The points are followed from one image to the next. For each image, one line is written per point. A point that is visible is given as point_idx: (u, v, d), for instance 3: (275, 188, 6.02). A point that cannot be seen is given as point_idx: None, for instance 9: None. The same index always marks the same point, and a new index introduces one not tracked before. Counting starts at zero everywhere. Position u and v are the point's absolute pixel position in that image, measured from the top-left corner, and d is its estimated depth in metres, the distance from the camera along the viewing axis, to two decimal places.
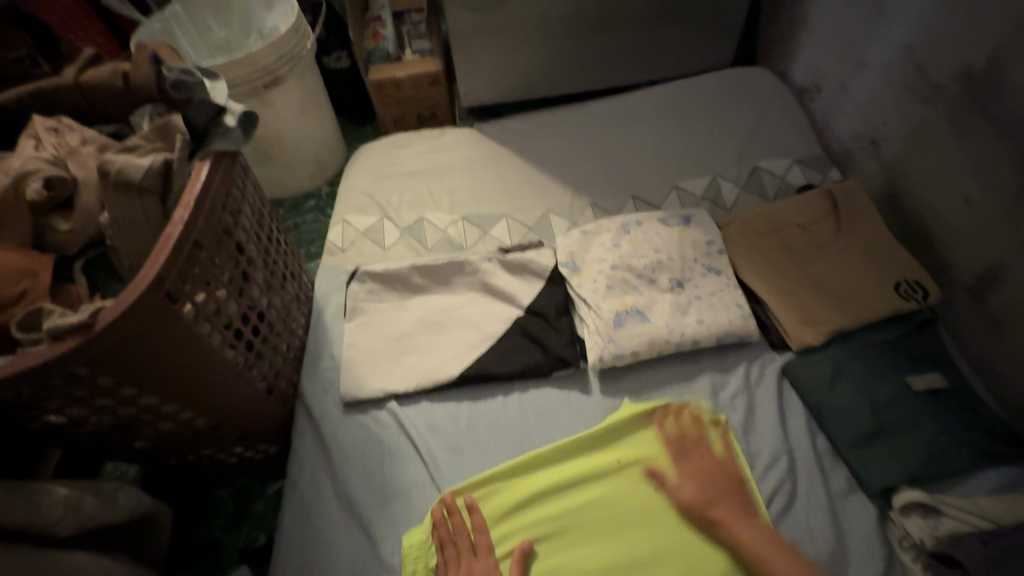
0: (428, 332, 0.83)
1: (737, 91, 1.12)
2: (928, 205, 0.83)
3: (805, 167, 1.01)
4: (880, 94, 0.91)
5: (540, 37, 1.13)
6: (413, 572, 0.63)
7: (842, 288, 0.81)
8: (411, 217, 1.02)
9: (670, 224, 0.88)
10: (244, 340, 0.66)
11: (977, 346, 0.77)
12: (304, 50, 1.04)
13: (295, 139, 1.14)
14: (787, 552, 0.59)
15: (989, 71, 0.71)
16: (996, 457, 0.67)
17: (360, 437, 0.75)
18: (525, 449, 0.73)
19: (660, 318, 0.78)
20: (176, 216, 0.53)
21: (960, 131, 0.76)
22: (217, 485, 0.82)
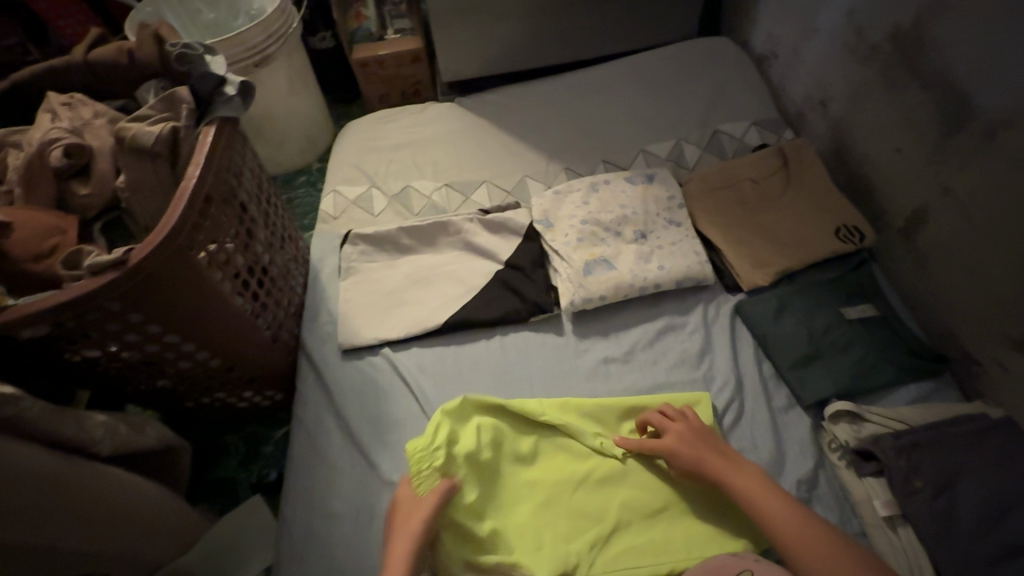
0: (416, 287, 0.91)
1: (700, 61, 1.20)
2: (867, 158, 0.92)
3: (762, 129, 1.09)
4: (826, 58, 0.98)
5: (516, 13, 1.20)
6: (418, 472, 0.66)
7: (789, 234, 0.89)
8: (397, 186, 1.09)
9: (635, 182, 0.96)
10: (251, 290, 0.74)
11: (908, 282, 0.86)
12: (289, 30, 1.10)
13: (285, 116, 1.20)
14: (779, 495, 0.63)
15: (914, 32, 0.79)
16: (916, 374, 0.77)
17: (358, 378, 0.84)
18: (506, 383, 0.82)
19: (625, 265, 0.87)
20: (188, 172, 0.60)
21: (891, 88, 0.85)
22: (230, 430, 0.91)
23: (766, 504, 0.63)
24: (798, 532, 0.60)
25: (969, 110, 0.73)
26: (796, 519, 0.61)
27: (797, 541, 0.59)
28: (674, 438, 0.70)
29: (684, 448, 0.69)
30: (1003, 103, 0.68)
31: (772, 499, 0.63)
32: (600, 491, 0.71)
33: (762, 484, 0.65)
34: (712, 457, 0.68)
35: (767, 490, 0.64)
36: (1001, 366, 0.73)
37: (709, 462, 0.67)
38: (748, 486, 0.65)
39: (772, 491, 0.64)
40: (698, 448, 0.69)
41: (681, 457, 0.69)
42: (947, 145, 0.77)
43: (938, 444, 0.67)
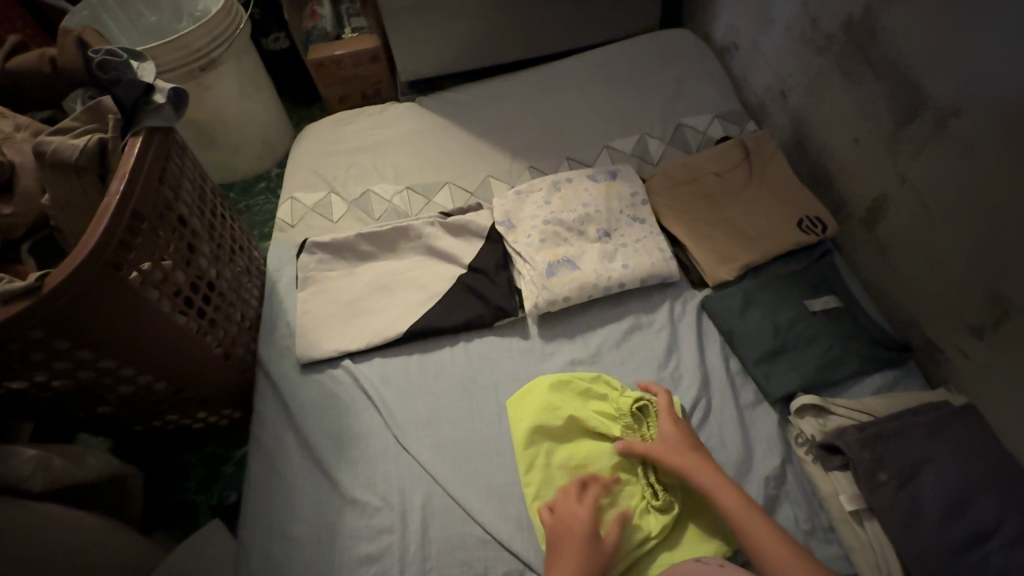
0: (377, 295, 0.89)
1: (662, 53, 1.18)
2: (828, 148, 0.91)
3: (725, 121, 1.08)
4: (785, 48, 0.98)
5: (474, 9, 1.17)
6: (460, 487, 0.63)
7: (753, 227, 0.89)
8: (357, 190, 1.06)
9: (598, 179, 0.95)
10: (195, 308, 0.70)
11: (871, 272, 0.86)
12: (237, 32, 1.05)
13: (238, 122, 1.15)
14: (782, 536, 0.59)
15: (867, 21, 0.79)
16: (880, 364, 0.77)
17: (318, 393, 0.81)
18: (471, 391, 0.80)
19: (589, 265, 0.85)
20: (113, 187, 0.56)
21: (847, 78, 0.84)
22: (187, 452, 0.87)
23: (746, 521, 0.61)
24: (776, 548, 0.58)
25: (921, 98, 0.73)
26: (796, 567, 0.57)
27: (775, 558, 0.58)
28: (661, 447, 0.68)
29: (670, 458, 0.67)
30: (953, 91, 0.68)
31: (752, 518, 0.61)
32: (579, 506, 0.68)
33: (745, 502, 0.63)
34: (697, 469, 0.66)
35: (747, 507, 0.62)
36: (962, 353, 0.73)
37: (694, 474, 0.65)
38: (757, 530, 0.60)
39: (753, 507, 0.62)
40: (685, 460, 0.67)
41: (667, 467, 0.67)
42: (902, 134, 0.76)
43: (901, 435, 0.67)
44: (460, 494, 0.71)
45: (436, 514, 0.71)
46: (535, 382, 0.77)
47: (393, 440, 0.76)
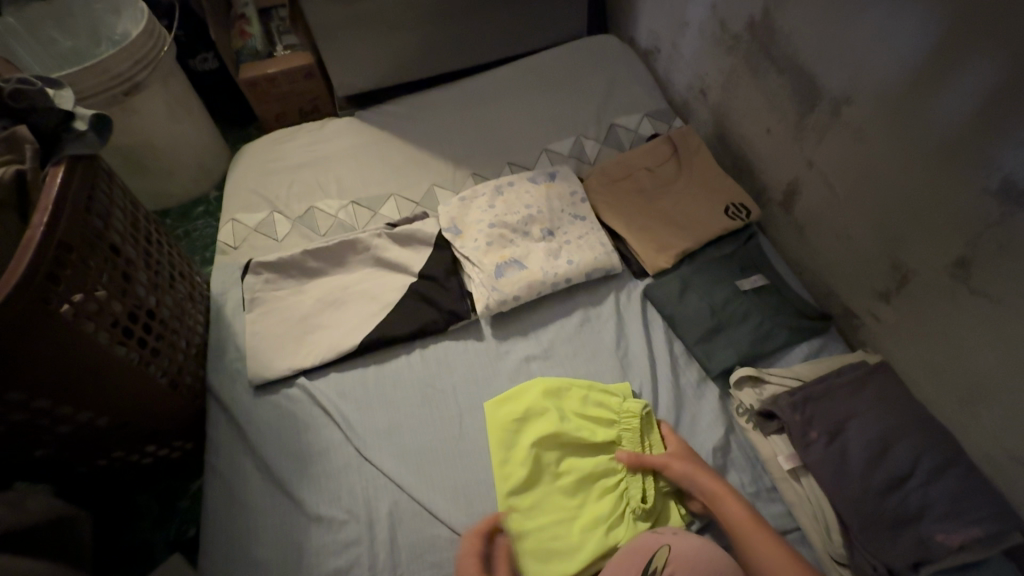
0: (328, 310, 0.88)
1: (591, 58, 1.24)
2: (746, 139, 0.98)
3: (653, 119, 1.14)
4: (700, 49, 1.05)
5: (406, 23, 1.19)
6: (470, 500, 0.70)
7: (684, 217, 0.95)
8: (300, 207, 1.05)
9: (538, 181, 0.98)
10: (135, 337, 0.68)
11: (793, 250, 0.94)
12: (161, 54, 1.03)
13: (170, 146, 1.12)
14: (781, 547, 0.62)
15: (766, 22, 0.86)
16: (805, 333, 0.84)
17: (274, 414, 0.80)
18: (430, 395, 0.81)
19: (535, 264, 0.88)
20: (35, 220, 0.54)
21: (755, 74, 0.92)
22: (139, 490, 0.84)
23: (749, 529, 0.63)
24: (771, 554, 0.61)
25: (819, 90, 0.80)
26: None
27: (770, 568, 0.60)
28: (668, 456, 0.71)
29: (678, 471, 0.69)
30: (842, 82, 0.76)
31: (750, 528, 0.63)
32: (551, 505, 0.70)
33: (749, 513, 0.65)
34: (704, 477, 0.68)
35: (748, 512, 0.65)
36: (874, 316, 0.81)
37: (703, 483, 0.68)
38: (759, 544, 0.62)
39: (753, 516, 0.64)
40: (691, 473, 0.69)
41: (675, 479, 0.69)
42: (806, 123, 0.84)
43: (827, 395, 0.74)
44: (426, 497, 0.73)
45: (404, 519, 0.71)
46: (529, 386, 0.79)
47: (355, 452, 0.76)
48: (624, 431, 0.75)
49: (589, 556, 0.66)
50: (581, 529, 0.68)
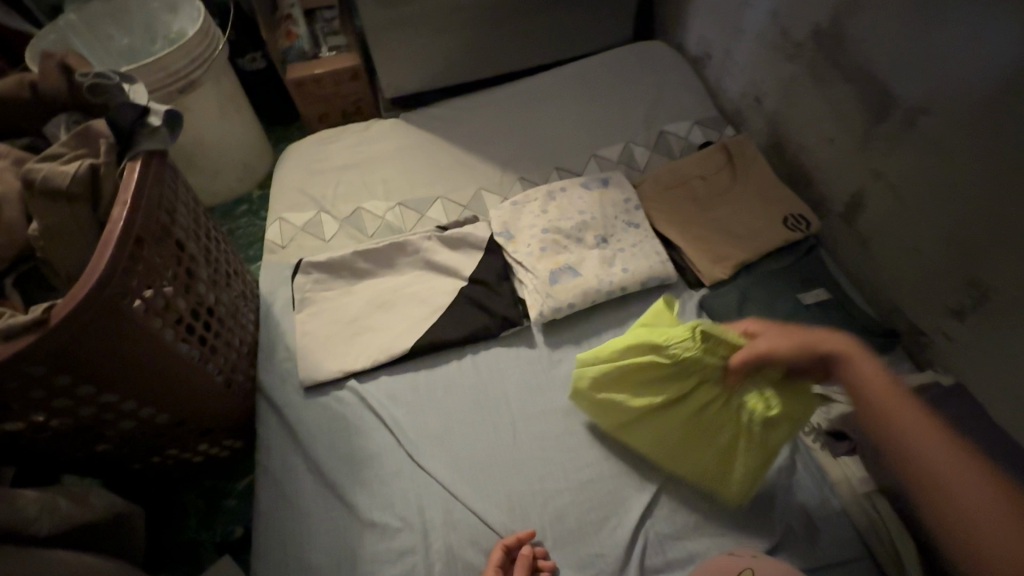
0: (378, 312, 0.87)
1: (639, 64, 1.22)
2: (805, 149, 0.96)
3: (704, 127, 1.12)
4: (757, 56, 1.03)
5: (455, 25, 1.19)
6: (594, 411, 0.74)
7: (741, 226, 0.92)
8: (348, 208, 1.04)
9: (591, 187, 0.97)
10: (196, 334, 0.68)
11: (854, 264, 0.91)
12: (216, 53, 1.03)
13: (219, 143, 1.12)
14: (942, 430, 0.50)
15: (834, 30, 0.84)
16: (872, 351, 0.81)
17: (324, 416, 0.79)
18: (482, 402, 0.80)
19: (590, 271, 0.87)
20: (114, 214, 0.54)
21: (819, 82, 0.90)
22: (187, 487, 0.83)
23: (885, 396, 0.53)
24: (907, 417, 0.51)
25: (891, 99, 0.78)
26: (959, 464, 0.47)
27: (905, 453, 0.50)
28: (771, 339, 0.63)
29: (788, 349, 0.61)
30: (919, 92, 0.73)
31: (877, 378, 0.54)
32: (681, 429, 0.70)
33: (886, 372, 0.55)
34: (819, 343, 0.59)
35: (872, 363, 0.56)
36: (945, 335, 0.78)
37: (820, 351, 0.59)
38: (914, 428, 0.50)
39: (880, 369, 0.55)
40: (805, 346, 0.60)
41: (786, 360, 0.62)
42: (875, 133, 0.81)
43: None
44: (481, 508, 0.71)
45: (459, 529, 0.69)
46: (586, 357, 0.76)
47: (407, 458, 0.75)
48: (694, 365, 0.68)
49: (755, 475, 0.67)
50: (728, 448, 0.68)
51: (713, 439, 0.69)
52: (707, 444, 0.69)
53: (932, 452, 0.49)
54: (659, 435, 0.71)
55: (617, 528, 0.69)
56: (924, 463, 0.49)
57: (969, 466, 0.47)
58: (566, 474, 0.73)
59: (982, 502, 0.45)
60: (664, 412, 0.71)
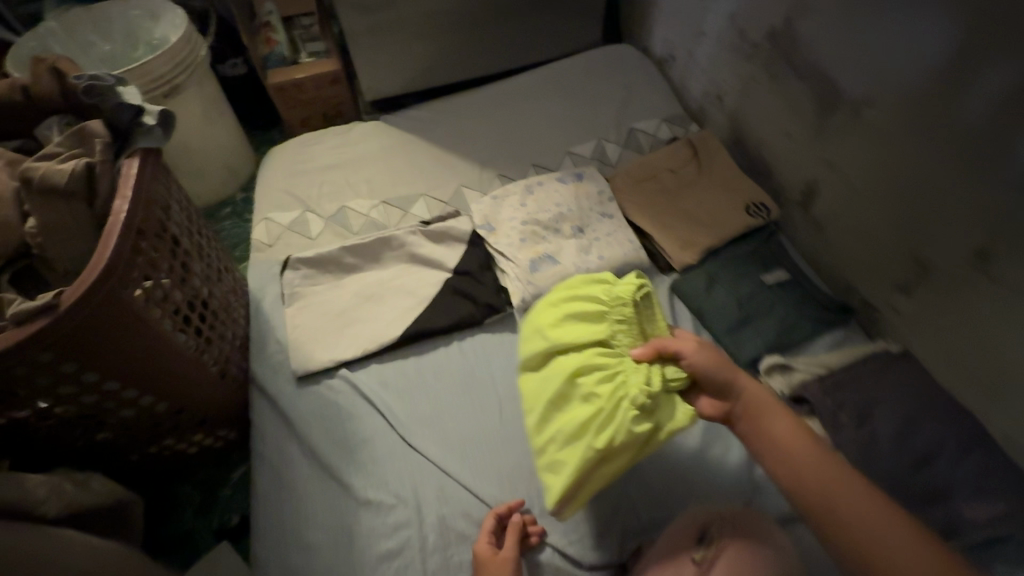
0: (367, 304, 0.91)
1: (609, 66, 1.29)
2: (764, 142, 1.03)
3: (671, 124, 1.19)
4: (717, 57, 1.10)
5: (432, 31, 1.23)
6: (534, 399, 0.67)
7: (708, 215, 0.99)
8: (333, 207, 1.08)
9: (566, 181, 1.02)
10: (193, 326, 0.70)
11: (810, 247, 0.98)
12: (199, 59, 1.06)
13: (202, 147, 1.14)
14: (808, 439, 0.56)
15: (787, 31, 0.92)
16: (828, 324, 0.88)
17: (318, 404, 0.82)
18: (469, 385, 0.84)
19: (568, 259, 0.92)
20: (116, 207, 0.57)
21: (774, 80, 0.97)
22: (181, 479, 0.85)
23: (787, 435, 0.56)
24: (813, 479, 0.53)
25: (838, 92, 0.85)
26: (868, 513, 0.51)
27: (834, 481, 0.53)
28: (687, 347, 0.62)
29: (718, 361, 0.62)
30: (862, 86, 0.81)
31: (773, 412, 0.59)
32: (567, 410, 0.64)
33: (795, 424, 0.58)
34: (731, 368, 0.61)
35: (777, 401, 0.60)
36: (892, 308, 0.85)
37: (734, 382, 0.60)
38: (795, 456, 0.55)
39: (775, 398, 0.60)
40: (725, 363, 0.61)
41: (699, 373, 0.61)
42: (825, 125, 0.89)
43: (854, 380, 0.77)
44: (472, 483, 0.75)
45: (452, 504, 0.73)
46: (537, 306, 0.73)
47: (400, 439, 0.79)
48: (618, 321, 0.67)
49: (586, 463, 0.60)
50: (577, 434, 0.62)
51: (579, 417, 0.62)
52: (577, 431, 0.62)
53: (806, 453, 0.55)
54: (540, 411, 0.66)
55: (600, 495, 0.74)
56: (845, 510, 0.51)
57: (891, 525, 0.49)
58: None
59: (921, 555, 0.48)
60: (558, 390, 0.65)
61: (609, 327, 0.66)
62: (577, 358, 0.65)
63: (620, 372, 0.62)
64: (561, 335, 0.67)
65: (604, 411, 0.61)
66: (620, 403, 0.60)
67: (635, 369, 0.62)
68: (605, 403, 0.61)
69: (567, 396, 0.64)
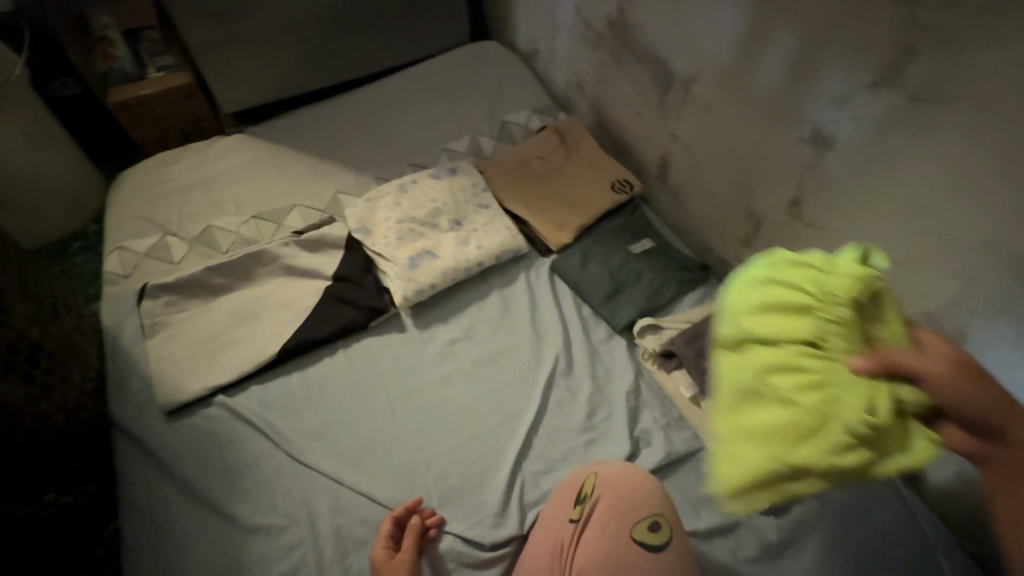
0: (240, 324, 0.86)
1: (477, 63, 1.32)
2: (622, 124, 1.11)
3: (541, 114, 1.24)
4: (573, 48, 1.17)
5: (290, 37, 1.19)
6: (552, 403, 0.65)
7: (578, 196, 1.04)
8: (196, 227, 1.01)
9: (441, 177, 1.03)
10: (19, 372, 0.63)
11: (673, 216, 1.07)
12: (14, 78, 0.95)
13: (34, 177, 1.03)
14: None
15: (622, 19, 0.99)
16: (693, 284, 0.97)
17: (193, 436, 0.76)
18: (359, 391, 0.82)
19: (447, 252, 0.93)
20: None
21: (621, 65, 1.04)
22: (39, 546, 0.76)
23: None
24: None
25: (670, 72, 0.93)
26: None
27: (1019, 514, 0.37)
28: (931, 370, 0.43)
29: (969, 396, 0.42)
30: (686, 65, 0.89)
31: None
32: (767, 414, 0.50)
33: None
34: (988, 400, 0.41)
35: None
36: (741, 261, 0.95)
37: (968, 409, 0.41)
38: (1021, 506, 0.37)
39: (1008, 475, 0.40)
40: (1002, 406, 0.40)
41: (945, 400, 0.42)
42: (665, 102, 0.97)
43: None
44: (367, 488, 0.73)
45: (347, 512, 0.71)
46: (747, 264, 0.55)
47: (288, 458, 0.75)
48: (829, 319, 0.50)
49: (766, 474, 0.49)
50: (797, 447, 0.48)
51: (777, 422, 0.49)
52: (790, 441, 0.48)
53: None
54: (745, 401, 0.51)
55: (496, 475, 0.76)
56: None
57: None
58: (445, 439, 0.78)
59: None
60: (747, 392, 0.51)
61: (816, 324, 0.50)
62: (780, 353, 0.50)
63: (831, 386, 0.48)
64: (759, 322, 0.51)
65: (799, 428, 0.48)
66: (836, 427, 0.48)
67: (863, 384, 0.47)
68: (814, 418, 0.48)
69: (796, 398, 0.49)
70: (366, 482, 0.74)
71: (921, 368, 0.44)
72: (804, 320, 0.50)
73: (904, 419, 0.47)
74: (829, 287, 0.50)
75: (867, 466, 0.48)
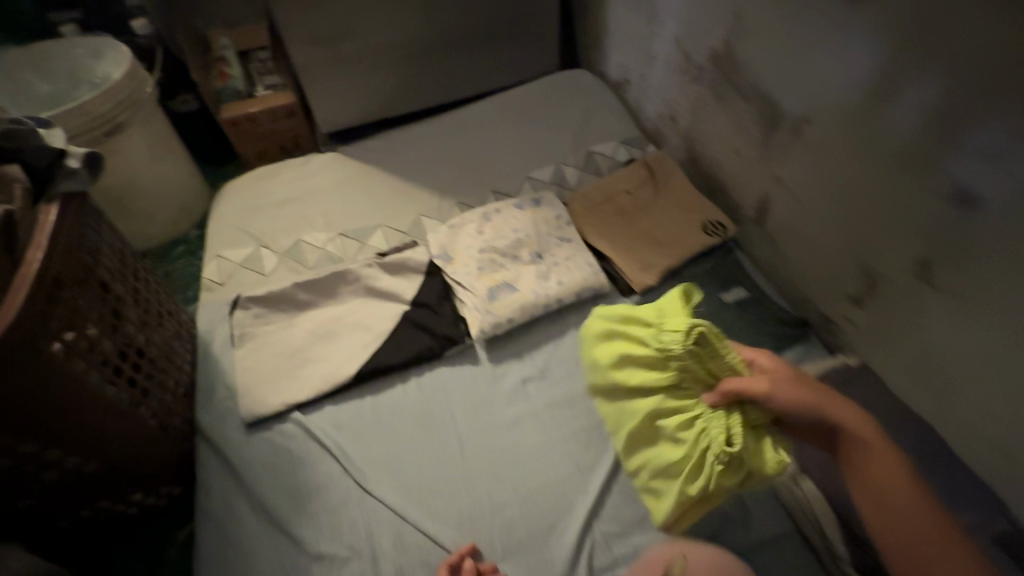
0: (321, 342, 0.88)
1: (566, 91, 1.30)
2: (717, 161, 1.04)
3: (629, 146, 1.20)
4: (668, 80, 1.12)
5: (386, 61, 1.23)
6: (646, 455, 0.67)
7: (665, 235, 0.99)
8: (287, 241, 1.05)
9: (524, 207, 1.01)
10: (125, 377, 0.66)
11: (769, 263, 0.99)
12: (144, 95, 1.04)
13: (151, 186, 1.11)
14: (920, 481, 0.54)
15: (728, 54, 0.93)
16: (790, 341, 0.88)
17: (268, 451, 0.78)
18: (428, 422, 0.81)
19: (526, 286, 0.90)
20: (29, 257, 0.53)
21: (721, 101, 0.98)
22: (121, 539, 0.79)
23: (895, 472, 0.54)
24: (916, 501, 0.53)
25: (780, 111, 0.86)
26: (920, 524, 0.52)
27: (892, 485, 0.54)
28: (770, 383, 0.57)
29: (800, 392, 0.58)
30: (800, 105, 0.82)
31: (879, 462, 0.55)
32: (664, 445, 0.65)
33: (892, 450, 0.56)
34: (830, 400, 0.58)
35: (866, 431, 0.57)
36: (849, 321, 0.85)
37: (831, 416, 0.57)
38: (883, 472, 0.55)
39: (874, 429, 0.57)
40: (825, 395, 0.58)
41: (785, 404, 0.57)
42: (771, 143, 0.90)
43: None
44: (430, 528, 0.71)
45: (408, 551, 0.70)
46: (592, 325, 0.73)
47: (355, 485, 0.75)
48: (677, 366, 0.62)
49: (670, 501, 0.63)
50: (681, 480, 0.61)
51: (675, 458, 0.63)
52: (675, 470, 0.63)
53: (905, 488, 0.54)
54: (649, 445, 0.67)
55: (563, 532, 0.71)
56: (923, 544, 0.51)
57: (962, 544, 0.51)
58: (512, 485, 0.75)
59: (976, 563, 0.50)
60: (649, 434, 0.67)
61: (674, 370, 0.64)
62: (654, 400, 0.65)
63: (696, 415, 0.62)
64: (631, 372, 0.67)
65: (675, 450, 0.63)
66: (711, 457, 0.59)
67: (714, 417, 0.60)
68: (689, 450, 0.61)
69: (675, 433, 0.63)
70: (430, 521, 0.72)
71: (766, 390, 0.57)
72: (663, 365, 0.65)
73: (755, 435, 0.59)
74: (666, 339, 0.62)
75: (745, 478, 0.59)
